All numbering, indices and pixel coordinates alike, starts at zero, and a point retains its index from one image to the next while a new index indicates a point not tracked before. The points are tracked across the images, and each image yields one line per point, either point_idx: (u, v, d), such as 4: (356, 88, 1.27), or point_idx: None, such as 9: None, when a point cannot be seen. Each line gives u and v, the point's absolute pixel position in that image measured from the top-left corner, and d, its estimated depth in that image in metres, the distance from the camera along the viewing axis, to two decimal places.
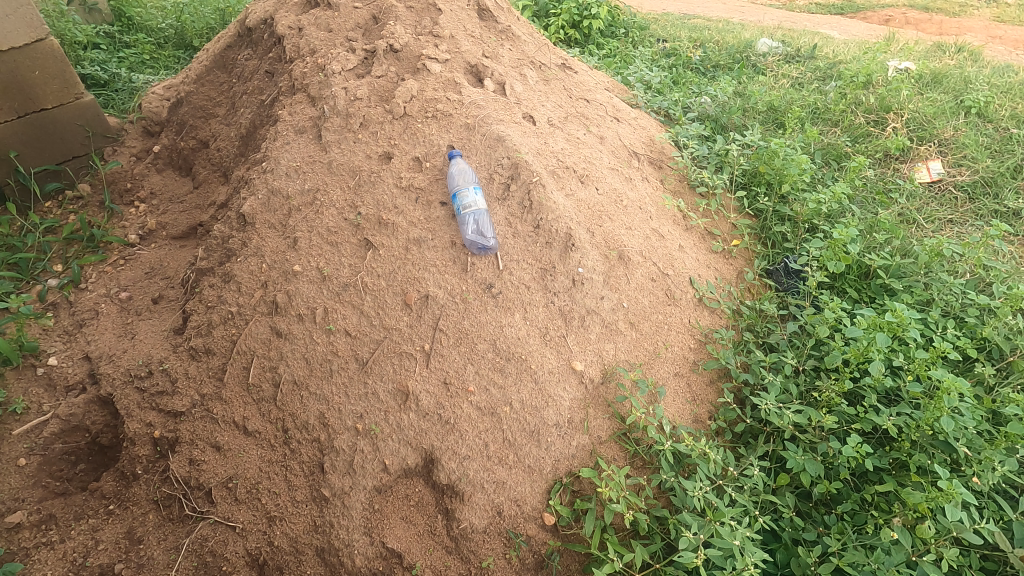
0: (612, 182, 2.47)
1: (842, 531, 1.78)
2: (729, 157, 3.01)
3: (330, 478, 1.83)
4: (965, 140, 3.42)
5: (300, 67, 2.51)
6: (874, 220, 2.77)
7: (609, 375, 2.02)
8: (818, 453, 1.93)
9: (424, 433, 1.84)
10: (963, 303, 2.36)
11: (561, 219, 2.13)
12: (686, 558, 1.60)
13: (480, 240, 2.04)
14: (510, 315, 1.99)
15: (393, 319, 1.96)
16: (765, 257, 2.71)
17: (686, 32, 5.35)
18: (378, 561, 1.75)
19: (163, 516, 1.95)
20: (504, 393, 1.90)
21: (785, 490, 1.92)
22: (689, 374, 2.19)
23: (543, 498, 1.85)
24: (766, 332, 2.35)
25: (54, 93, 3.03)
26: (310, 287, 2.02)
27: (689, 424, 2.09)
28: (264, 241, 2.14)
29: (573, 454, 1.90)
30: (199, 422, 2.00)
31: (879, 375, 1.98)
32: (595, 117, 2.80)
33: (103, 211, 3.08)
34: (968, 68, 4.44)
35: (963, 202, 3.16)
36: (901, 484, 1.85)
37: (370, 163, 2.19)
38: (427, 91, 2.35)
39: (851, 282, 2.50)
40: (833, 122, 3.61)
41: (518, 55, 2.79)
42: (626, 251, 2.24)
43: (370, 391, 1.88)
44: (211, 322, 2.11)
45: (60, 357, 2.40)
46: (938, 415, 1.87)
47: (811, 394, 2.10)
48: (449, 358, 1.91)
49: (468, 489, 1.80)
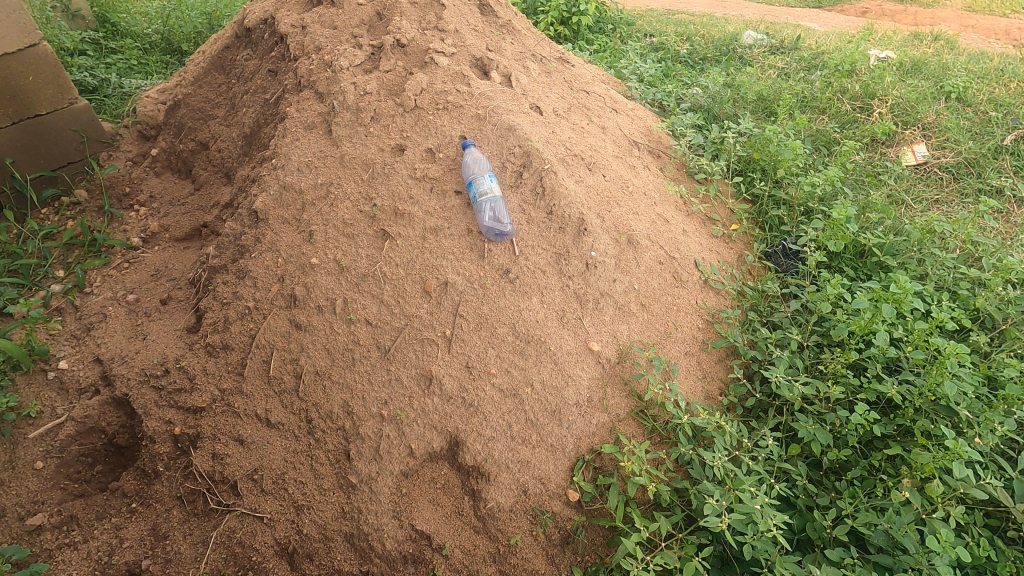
0: (617, 169, 2.54)
1: (854, 496, 1.85)
2: (725, 144, 3.10)
3: (357, 465, 1.86)
4: (946, 123, 3.55)
5: (307, 64, 2.53)
6: (866, 201, 2.87)
7: (624, 355, 2.07)
8: (826, 423, 2.01)
9: (448, 416, 1.88)
10: (955, 277, 2.46)
11: (572, 205, 2.18)
12: (712, 523, 1.66)
13: (497, 227, 2.09)
14: (528, 299, 2.03)
15: (413, 306, 1.99)
16: (764, 240, 2.80)
17: (671, 27, 5.44)
18: (408, 543, 1.79)
19: (187, 512, 1.97)
20: (525, 374, 1.95)
21: (797, 459, 1.99)
22: (700, 353, 2.26)
23: (566, 475, 1.89)
24: (769, 311, 2.43)
25: (48, 99, 3.01)
26: (329, 278, 2.05)
27: (701, 400, 2.15)
28: (279, 236, 2.17)
29: (594, 433, 1.94)
30: (220, 416, 2.02)
31: (884, 346, 2.06)
32: (596, 108, 2.86)
33: (103, 216, 3.07)
34: (946, 56, 4.60)
35: (948, 182, 3.28)
36: (908, 449, 1.93)
37: (383, 155, 2.23)
38: (437, 84, 2.39)
39: (848, 260, 2.59)
40: (820, 110, 3.73)
41: (519, 48, 2.83)
42: (634, 235, 2.30)
43: (393, 377, 1.92)
44: (229, 318, 2.13)
45: (70, 360, 2.39)
46: (940, 380, 1.95)
47: (816, 367, 2.18)
48: (470, 342, 1.95)
49: (493, 469, 1.84)
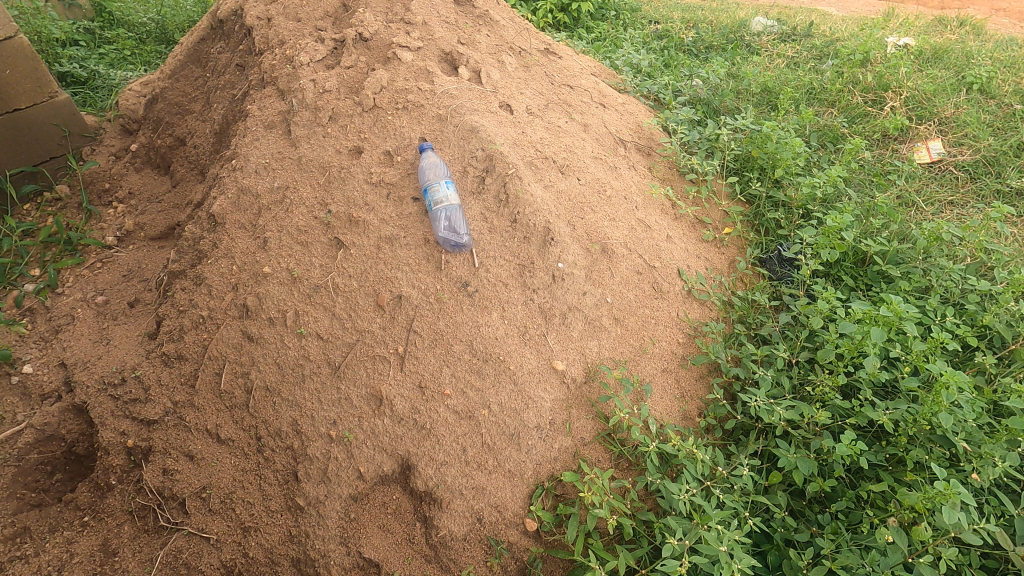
0: (595, 171, 2.38)
1: (836, 532, 1.71)
2: (719, 142, 2.92)
3: (305, 487, 1.77)
4: (965, 118, 3.30)
5: (270, 59, 2.42)
6: (872, 203, 2.67)
7: (592, 375, 1.93)
8: (811, 450, 1.86)
9: (399, 439, 1.77)
10: (963, 289, 2.27)
11: (538, 213, 2.04)
12: (669, 567, 1.53)
13: (453, 238, 1.96)
14: (487, 314, 1.90)
15: (366, 320, 1.88)
16: (758, 245, 2.63)
17: (678, 13, 5.19)
18: (355, 571, 1.69)
19: (138, 527, 1.91)
20: (482, 395, 1.82)
21: (777, 488, 1.85)
22: (678, 369, 2.12)
23: (525, 503, 1.77)
24: (758, 324, 2.28)
25: (27, 93, 2.95)
26: (280, 289, 1.95)
27: (677, 421, 2.01)
28: (234, 242, 2.07)
29: (556, 458, 1.83)
30: (172, 430, 1.95)
31: (875, 370, 1.89)
32: (578, 103, 2.70)
33: (81, 213, 3.02)
34: (971, 43, 4.30)
35: (964, 182, 3.05)
36: (898, 481, 1.78)
37: (340, 158, 2.11)
38: (399, 81, 2.26)
39: (847, 269, 2.42)
40: (829, 103, 3.50)
41: (496, 41, 2.67)
42: (609, 244, 2.16)
43: (343, 396, 1.82)
44: (183, 327, 2.05)
45: (35, 364, 2.34)
46: (937, 410, 1.79)
47: (804, 388, 2.03)
48: (424, 361, 1.83)
49: (446, 496, 1.73)
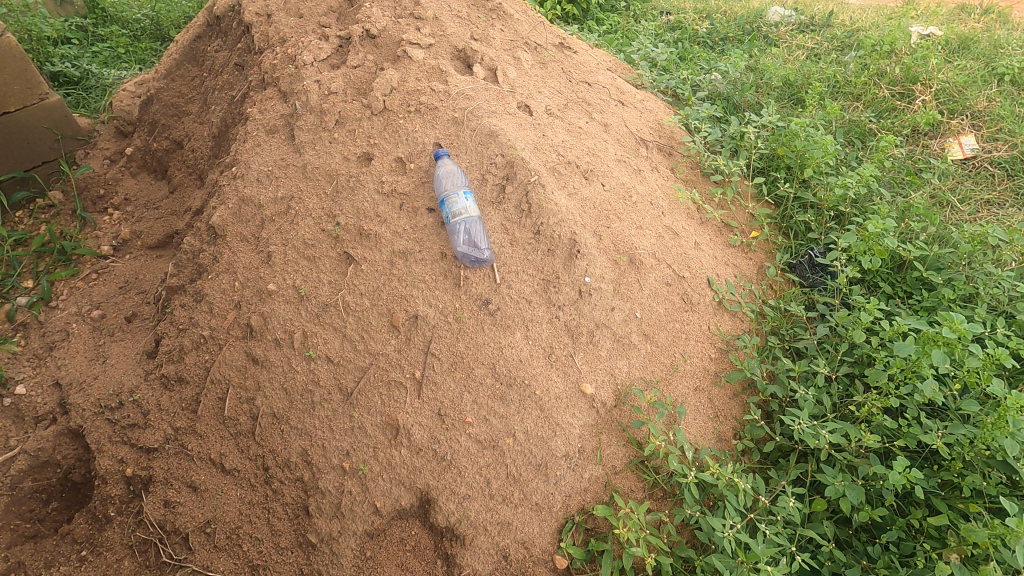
0: (619, 174, 2.23)
1: (890, 567, 1.59)
2: (745, 140, 2.77)
3: (317, 523, 1.65)
4: (999, 111, 3.15)
5: (271, 58, 2.27)
6: (907, 204, 2.53)
7: (622, 398, 1.80)
8: (859, 476, 1.73)
9: (418, 471, 1.64)
10: (1011, 297, 2.13)
11: (563, 223, 1.90)
12: None
13: (473, 252, 1.83)
14: (510, 334, 1.77)
15: (379, 342, 1.75)
16: (788, 249, 2.49)
17: (691, 3, 5.01)
18: None
19: (139, 564, 1.76)
20: (506, 423, 1.69)
21: (822, 516, 1.72)
22: (711, 388, 1.98)
23: (554, 538, 1.65)
24: (792, 335, 2.15)
25: (16, 95, 2.80)
26: (287, 308, 1.82)
27: (711, 444, 1.89)
28: (236, 256, 1.93)
29: (585, 489, 1.71)
30: (173, 459, 1.83)
31: (927, 389, 1.76)
32: (597, 101, 2.55)
33: (75, 220, 2.87)
34: (998, 32, 4.13)
35: (1001, 179, 2.90)
36: (954, 510, 1.65)
37: (348, 165, 1.97)
38: (409, 81, 2.11)
39: (885, 275, 2.28)
40: (854, 97, 3.35)
41: (510, 36, 2.52)
42: (637, 254, 2.02)
43: (357, 425, 1.69)
44: (183, 347, 1.92)
45: (28, 385, 2.20)
46: (996, 434, 1.65)
47: (846, 407, 1.89)
48: (443, 386, 1.70)
49: (470, 532, 1.61)
